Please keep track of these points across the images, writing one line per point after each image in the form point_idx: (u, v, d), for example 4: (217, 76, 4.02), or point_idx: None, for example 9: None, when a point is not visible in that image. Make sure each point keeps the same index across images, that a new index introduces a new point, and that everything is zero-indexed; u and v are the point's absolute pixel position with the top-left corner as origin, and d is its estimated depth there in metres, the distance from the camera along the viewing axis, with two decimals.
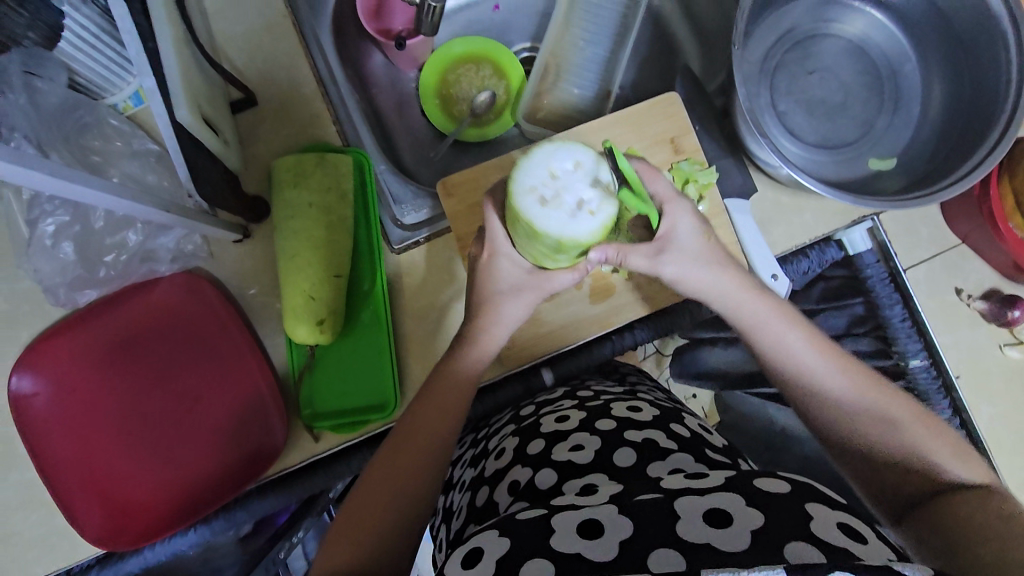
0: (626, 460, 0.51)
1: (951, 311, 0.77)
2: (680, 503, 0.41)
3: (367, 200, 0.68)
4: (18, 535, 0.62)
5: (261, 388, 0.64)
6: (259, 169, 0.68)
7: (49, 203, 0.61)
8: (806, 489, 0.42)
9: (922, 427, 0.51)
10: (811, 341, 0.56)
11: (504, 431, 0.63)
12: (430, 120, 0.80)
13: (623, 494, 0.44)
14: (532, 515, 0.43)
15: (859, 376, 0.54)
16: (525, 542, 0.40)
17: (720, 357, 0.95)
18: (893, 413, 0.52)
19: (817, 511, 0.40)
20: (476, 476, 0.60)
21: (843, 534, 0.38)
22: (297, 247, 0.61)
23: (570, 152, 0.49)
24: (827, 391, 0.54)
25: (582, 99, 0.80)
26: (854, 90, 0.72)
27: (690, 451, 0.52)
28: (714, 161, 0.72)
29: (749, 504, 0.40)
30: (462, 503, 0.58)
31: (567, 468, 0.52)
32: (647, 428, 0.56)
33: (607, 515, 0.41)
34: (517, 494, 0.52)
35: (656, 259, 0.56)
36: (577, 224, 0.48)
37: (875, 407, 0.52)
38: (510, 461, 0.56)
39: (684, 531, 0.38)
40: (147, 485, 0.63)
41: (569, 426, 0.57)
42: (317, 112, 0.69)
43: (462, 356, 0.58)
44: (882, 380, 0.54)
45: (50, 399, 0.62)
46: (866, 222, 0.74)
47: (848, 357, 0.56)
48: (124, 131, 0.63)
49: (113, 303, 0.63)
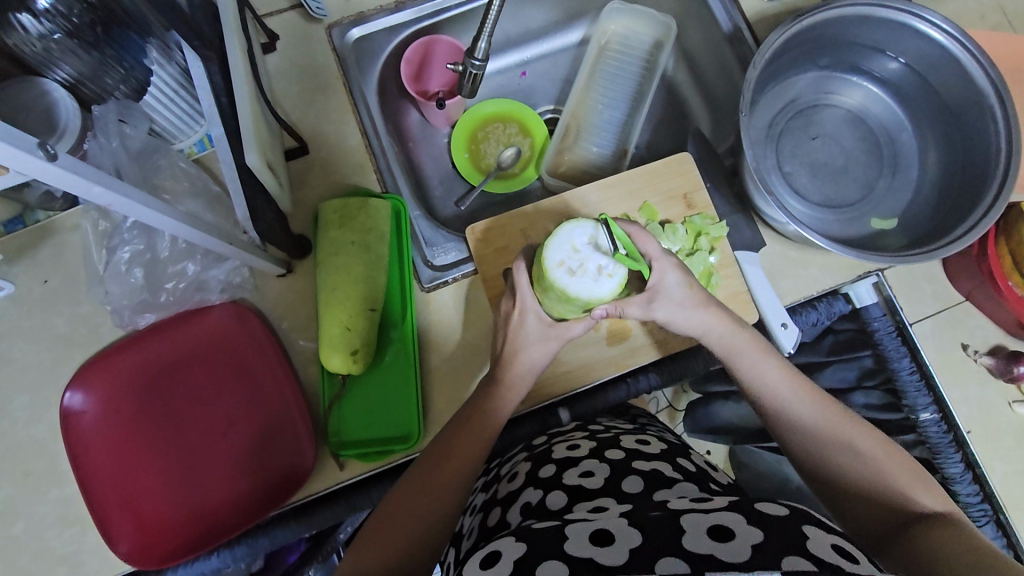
0: (634, 485, 0.53)
1: (959, 367, 0.79)
2: (685, 520, 0.43)
3: (401, 241, 0.73)
4: (51, 550, 0.65)
5: (293, 414, 0.67)
6: (305, 211, 0.74)
7: (128, 233, 0.67)
8: (803, 515, 0.45)
9: (893, 460, 0.55)
10: (784, 373, 0.61)
11: (515, 458, 0.66)
12: (460, 173, 0.86)
13: (633, 511, 0.46)
14: (546, 526, 0.45)
15: (827, 407, 0.59)
16: (539, 545, 0.42)
17: (732, 410, 0.95)
18: (857, 442, 0.56)
19: (814, 532, 0.42)
20: (488, 498, 0.62)
21: (837, 554, 0.40)
22: (336, 281, 0.66)
23: (584, 228, 0.55)
24: (796, 418, 0.59)
25: (601, 157, 0.87)
26: (854, 156, 0.78)
27: (694, 481, 0.55)
28: (725, 216, 0.77)
29: (749, 523, 0.42)
30: (473, 523, 0.59)
31: (577, 491, 0.54)
32: (655, 460, 0.58)
33: (617, 526, 0.44)
34: (528, 512, 0.53)
35: (647, 308, 0.59)
36: (601, 286, 0.54)
37: (840, 436, 0.57)
38: (522, 483, 0.59)
39: (687, 541, 0.41)
40: (178, 504, 0.65)
41: (580, 453, 0.60)
42: (360, 161, 0.76)
43: (490, 390, 0.62)
44: (849, 411, 0.59)
45: (98, 416, 0.66)
46: (870, 277, 0.78)
47: (818, 389, 0.60)
48: (191, 172, 0.69)
49: (165, 328, 0.68)
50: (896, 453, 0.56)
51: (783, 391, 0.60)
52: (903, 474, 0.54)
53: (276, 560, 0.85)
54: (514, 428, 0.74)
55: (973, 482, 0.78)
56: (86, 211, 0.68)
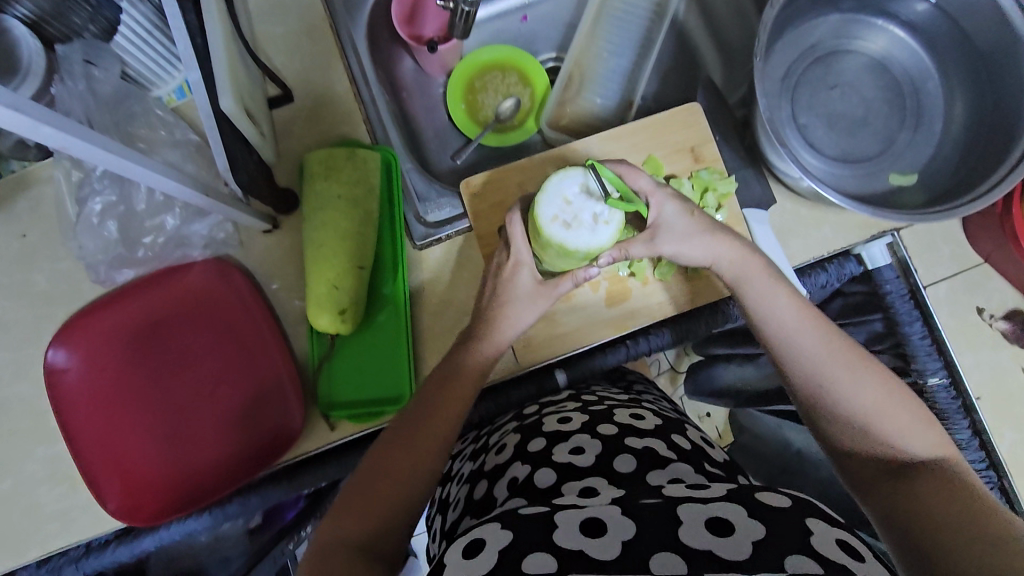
0: (626, 465, 0.51)
1: (973, 331, 0.77)
2: (682, 510, 0.41)
3: (392, 195, 0.70)
4: (42, 506, 0.64)
5: (282, 374, 0.66)
6: (292, 163, 0.71)
7: (98, 183, 0.64)
8: (807, 505, 0.42)
9: (910, 416, 0.50)
10: (790, 299, 0.56)
11: (505, 428, 0.64)
12: (456, 124, 0.82)
13: (625, 498, 0.44)
14: (533, 512, 0.43)
15: (833, 339, 0.53)
16: (527, 536, 0.40)
17: (735, 373, 0.93)
18: (860, 378, 0.51)
19: (818, 526, 0.40)
20: (475, 470, 0.60)
21: (843, 551, 0.38)
22: (323, 237, 0.63)
23: (572, 178, 0.56)
24: (797, 347, 0.54)
25: (605, 108, 0.82)
26: (875, 106, 0.73)
27: (689, 462, 0.53)
28: (734, 171, 0.73)
29: (752, 516, 0.40)
30: (460, 495, 0.59)
31: (567, 469, 0.52)
32: (649, 435, 0.56)
33: (610, 515, 0.41)
34: (515, 489, 0.52)
35: (651, 245, 0.58)
36: (600, 234, 0.56)
37: (842, 370, 0.52)
38: (510, 457, 0.57)
39: (686, 538, 0.39)
40: (170, 463, 0.65)
41: (572, 427, 0.57)
42: (348, 111, 0.72)
43: (474, 348, 0.59)
44: (856, 345, 0.53)
45: (83, 374, 0.64)
46: (885, 237, 0.74)
47: (826, 320, 0.55)
48: (168, 121, 0.65)
49: (148, 285, 0.66)
50: (917, 411, 0.50)
51: (798, 327, 0.55)
52: (918, 432, 0.49)
53: (273, 517, 0.83)
54: (508, 392, 0.71)
55: (979, 449, 0.77)
56: (59, 161, 0.64)
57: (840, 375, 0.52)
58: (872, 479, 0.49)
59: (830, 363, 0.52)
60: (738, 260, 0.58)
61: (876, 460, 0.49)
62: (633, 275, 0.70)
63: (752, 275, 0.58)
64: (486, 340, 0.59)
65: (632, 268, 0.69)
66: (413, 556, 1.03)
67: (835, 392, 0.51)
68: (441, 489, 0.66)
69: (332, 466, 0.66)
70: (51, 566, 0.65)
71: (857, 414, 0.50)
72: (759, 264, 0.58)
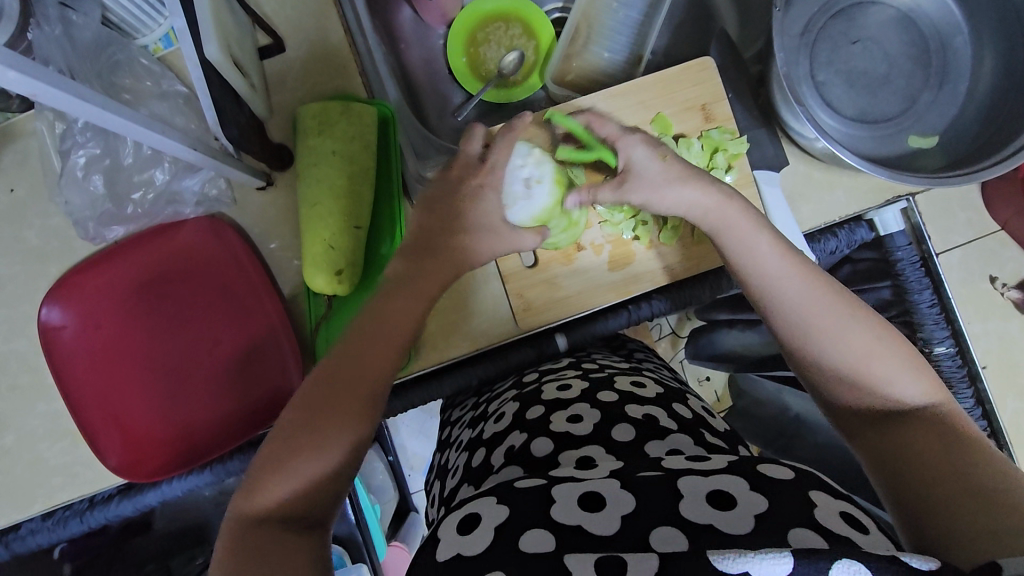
0: (625, 435, 0.50)
1: (982, 300, 0.77)
2: (682, 482, 0.40)
3: (391, 152, 0.68)
4: (45, 462, 0.65)
5: (278, 335, 0.65)
6: (285, 117, 0.68)
7: (81, 135, 0.62)
8: (810, 478, 0.42)
9: (906, 365, 0.47)
10: (776, 248, 0.53)
11: (504, 396, 0.64)
12: (456, 78, 0.78)
13: (623, 470, 0.44)
14: (530, 484, 0.42)
15: (820, 287, 0.50)
16: (524, 512, 0.40)
17: (736, 339, 0.92)
18: (849, 326, 0.48)
19: (821, 498, 0.40)
20: (474, 438, 0.60)
21: (845, 522, 0.38)
22: (318, 195, 0.61)
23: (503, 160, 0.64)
24: (784, 299, 0.51)
25: (612, 63, 0.78)
26: (899, 63, 0.69)
27: (688, 433, 0.52)
28: (746, 131, 0.70)
29: (753, 488, 0.40)
30: (458, 462, 0.59)
31: (565, 438, 0.51)
32: (649, 404, 0.56)
33: (609, 489, 0.41)
34: (511, 457, 0.52)
35: (621, 191, 0.59)
36: (535, 199, 0.62)
37: (829, 319, 0.49)
38: (508, 425, 0.56)
39: (687, 512, 0.38)
40: (169, 421, 0.65)
41: (571, 395, 0.57)
42: (343, 62, 0.69)
43: None
44: (845, 292, 0.50)
45: (78, 332, 0.64)
46: (900, 202, 0.71)
47: (814, 267, 0.52)
48: (154, 71, 0.63)
49: (141, 242, 0.64)
50: (912, 359, 0.47)
51: (787, 276, 0.51)
52: (914, 380, 0.46)
53: None
54: (507, 355, 0.70)
55: (982, 417, 0.77)
56: (41, 112, 0.62)
57: (830, 324, 0.48)
58: (865, 431, 0.47)
59: (819, 312, 0.49)
60: (726, 213, 0.56)
61: (868, 412, 0.47)
62: (637, 238, 0.68)
63: (739, 226, 0.55)
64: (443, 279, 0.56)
65: (637, 231, 0.67)
66: (415, 511, 1.07)
67: (826, 342, 0.48)
68: (440, 455, 0.67)
69: None
70: (56, 520, 0.67)
71: (847, 365, 0.47)
72: (746, 216, 0.56)
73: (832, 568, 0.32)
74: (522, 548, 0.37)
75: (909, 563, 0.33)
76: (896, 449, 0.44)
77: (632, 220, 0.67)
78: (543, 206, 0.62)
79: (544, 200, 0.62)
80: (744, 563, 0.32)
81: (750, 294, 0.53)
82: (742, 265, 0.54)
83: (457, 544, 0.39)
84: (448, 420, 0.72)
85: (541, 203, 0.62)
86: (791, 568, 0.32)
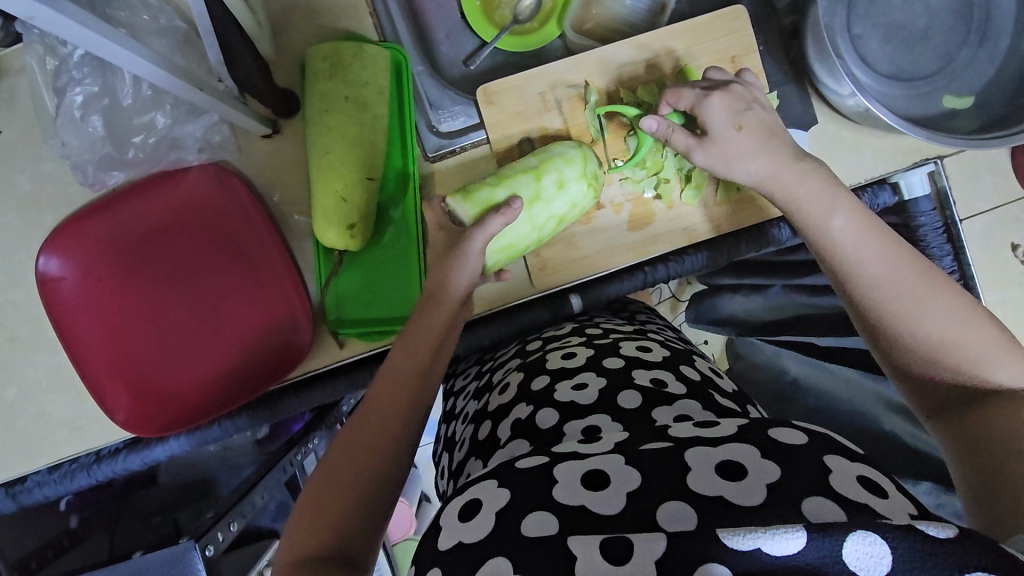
0: (631, 402, 0.49)
1: (1002, 269, 0.77)
2: (690, 454, 0.39)
3: (402, 97, 0.64)
4: (51, 415, 0.64)
5: (287, 291, 0.63)
6: (291, 60, 0.64)
7: (77, 70, 0.58)
8: (825, 439, 0.40)
9: (999, 347, 0.44)
10: (853, 219, 0.52)
11: (509, 365, 0.62)
12: (469, 23, 0.73)
13: (627, 443, 0.42)
14: (532, 464, 0.41)
15: (904, 263, 0.48)
16: (525, 494, 0.38)
17: (741, 304, 0.90)
18: (939, 305, 0.46)
19: (837, 463, 0.38)
20: (480, 409, 0.59)
21: (863, 489, 0.36)
22: (331, 144, 0.58)
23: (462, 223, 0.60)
24: (866, 270, 0.49)
25: (635, 12, 0.74)
26: (941, 16, 0.65)
27: (697, 398, 0.50)
28: (776, 86, 0.67)
29: (764, 457, 0.38)
30: (465, 435, 0.58)
31: (570, 408, 0.50)
32: (656, 369, 0.54)
33: (612, 465, 0.39)
34: (518, 429, 0.51)
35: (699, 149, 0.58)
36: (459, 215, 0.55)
37: (917, 295, 0.47)
38: (514, 397, 0.55)
39: (694, 484, 0.37)
40: (177, 376, 0.63)
41: (576, 364, 0.56)
42: (353, 1, 0.64)
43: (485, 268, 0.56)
44: (932, 270, 0.48)
45: (80, 283, 0.61)
46: (928, 165, 0.69)
47: (894, 240, 0.50)
48: (151, 4, 0.58)
49: (142, 190, 0.62)
50: (1005, 343, 0.45)
51: (865, 251, 0.49)
52: (1009, 364, 0.44)
53: (280, 430, 0.86)
54: (519, 316, 0.69)
55: None
56: (30, 45, 0.57)
57: (914, 302, 0.46)
58: (950, 408, 0.45)
59: (904, 289, 0.47)
60: (793, 188, 0.55)
61: (955, 390, 0.45)
62: (658, 197, 0.66)
63: (806, 193, 0.54)
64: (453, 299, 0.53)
65: (659, 189, 0.66)
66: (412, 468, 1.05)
67: (912, 318, 0.46)
68: (445, 425, 0.65)
69: (342, 383, 0.66)
70: (63, 473, 0.65)
71: (932, 341, 0.45)
72: (817, 180, 0.54)
73: (845, 544, 0.31)
74: (524, 534, 0.36)
75: (926, 532, 0.31)
76: (980, 429, 0.42)
77: (654, 178, 0.65)
78: (465, 212, 0.54)
79: (462, 211, 0.54)
80: (754, 540, 0.32)
81: (827, 269, 0.52)
82: (816, 241, 0.52)
83: (459, 532, 0.39)
84: (450, 391, 0.69)
85: (467, 215, 0.54)
86: (802, 545, 0.31)
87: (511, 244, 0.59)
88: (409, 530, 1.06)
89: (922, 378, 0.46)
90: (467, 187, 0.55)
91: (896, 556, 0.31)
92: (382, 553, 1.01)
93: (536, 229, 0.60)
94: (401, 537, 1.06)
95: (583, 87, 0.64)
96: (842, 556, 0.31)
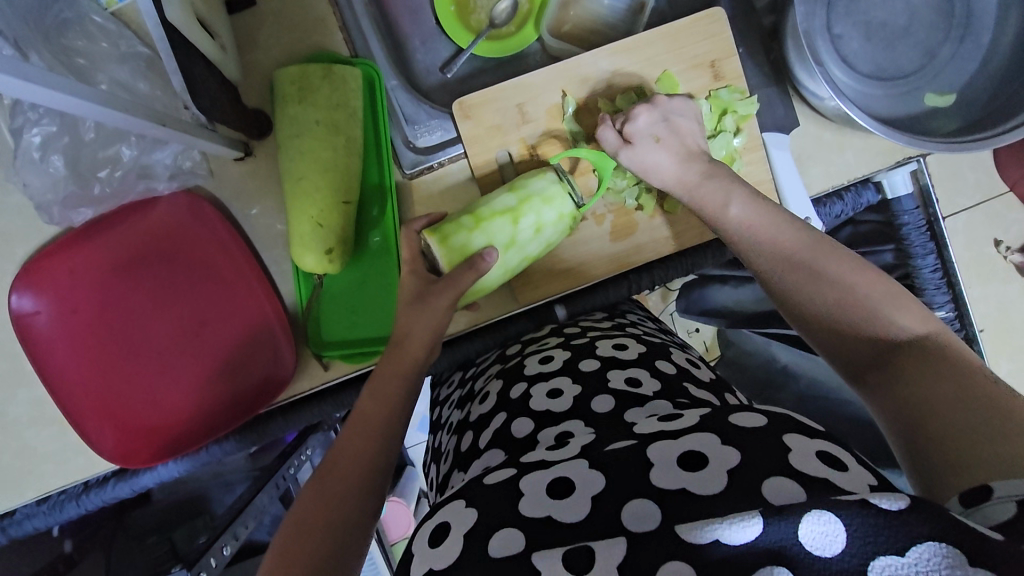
0: (604, 405, 0.49)
1: (985, 264, 0.79)
2: (653, 450, 0.39)
3: (378, 116, 0.63)
4: (35, 449, 0.63)
5: (268, 315, 0.63)
6: (261, 80, 0.63)
7: (32, 110, 0.54)
8: (783, 421, 0.40)
9: (893, 298, 0.45)
10: (751, 203, 0.54)
11: (490, 372, 0.62)
12: (444, 28, 0.71)
13: (593, 446, 0.42)
14: (500, 479, 0.41)
15: (791, 236, 0.51)
16: (492, 512, 0.38)
17: (731, 295, 0.88)
18: (823, 266, 0.48)
19: (796, 441, 0.38)
20: (463, 420, 0.58)
21: (822, 463, 0.36)
22: (304, 168, 0.57)
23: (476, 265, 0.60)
24: (760, 252, 0.52)
25: (613, 12, 0.72)
26: (921, 14, 0.64)
27: (669, 395, 0.50)
28: (757, 89, 0.66)
29: (725, 442, 0.38)
30: (449, 447, 0.58)
31: (545, 417, 0.50)
32: (631, 368, 0.54)
33: (577, 471, 0.39)
34: (495, 439, 0.51)
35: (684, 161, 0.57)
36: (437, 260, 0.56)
37: (803, 260, 0.49)
38: (494, 407, 0.55)
39: (657, 480, 0.37)
40: (162, 407, 0.63)
41: (552, 368, 0.55)
42: (322, 16, 0.63)
43: (456, 279, 0.54)
44: (823, 240, 0.50)
45: (55, 318, 0.60)
46: (910, 163, 0.68)
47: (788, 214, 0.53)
48: (110, 30, 0.56)
49: (115, 221, 0.61)
50: (895, 295, 0.46)
51: (765, 232, 0.52)
52: (906, 314, 0.44)
53: (273, 442, 0.85)
54: (505, 328, 0.69)
55: None
56: None
57: (808, 275, 0.48)
58: (863, 375, 0.45)
59: (796, 265, 0.49)
60: (699, 181, 0.57)
61: (868, 348, 0.45)
62: (640, 207, 0.65)
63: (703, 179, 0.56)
64: (429, 332, 0.53)
65: (641, 199, 0.65)
66: (410, 465, 1.07)
67: (811, 289, 0.48)
68: (432, 436, 0.65)
69: (329, 403, 0.66)
70: (52, 504, 0.67)
71: (835, 304, 0.47)
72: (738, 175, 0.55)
73: (801, 525, 0.31)
74: (491, 555, 0.36)
75: (879, 505, 0.30)
76: (895, 388, 0.41)
77: (635, 188, 0.64)
78: (441, 259, 0.55)
79: (439, 258, 0.55)
80: (713, 530, 0.32)
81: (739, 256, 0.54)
82: (727, 234, 0.55)
83: (430, 558, 0.38)
84: (435, 400, 0.70)
85: (443, 262, 0.55)
86: (760, 530, 0.32)
87: (486, 287, 0.59)
88: (408, 528, 1.06)
89: (833, 343, 0.47)
90: (443, 226, 0.55)
91: (850, 533, 0.30)
92: (379, 548, 1.02)
93: (510, 272, 0.60)
94: (399, 537, 1.06)
95: (560, 97, 0.63)
96: (798, 537, 0.31)
